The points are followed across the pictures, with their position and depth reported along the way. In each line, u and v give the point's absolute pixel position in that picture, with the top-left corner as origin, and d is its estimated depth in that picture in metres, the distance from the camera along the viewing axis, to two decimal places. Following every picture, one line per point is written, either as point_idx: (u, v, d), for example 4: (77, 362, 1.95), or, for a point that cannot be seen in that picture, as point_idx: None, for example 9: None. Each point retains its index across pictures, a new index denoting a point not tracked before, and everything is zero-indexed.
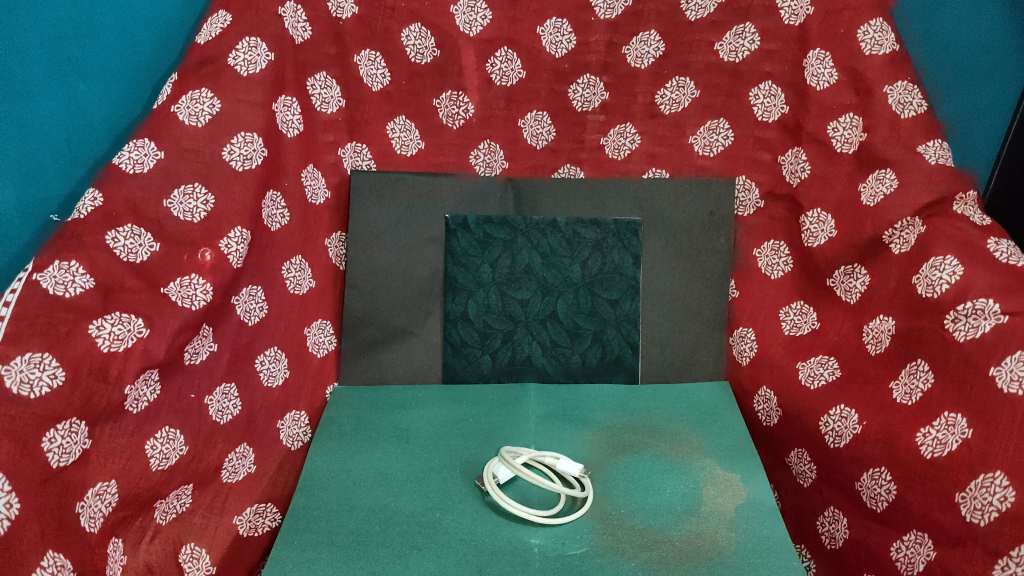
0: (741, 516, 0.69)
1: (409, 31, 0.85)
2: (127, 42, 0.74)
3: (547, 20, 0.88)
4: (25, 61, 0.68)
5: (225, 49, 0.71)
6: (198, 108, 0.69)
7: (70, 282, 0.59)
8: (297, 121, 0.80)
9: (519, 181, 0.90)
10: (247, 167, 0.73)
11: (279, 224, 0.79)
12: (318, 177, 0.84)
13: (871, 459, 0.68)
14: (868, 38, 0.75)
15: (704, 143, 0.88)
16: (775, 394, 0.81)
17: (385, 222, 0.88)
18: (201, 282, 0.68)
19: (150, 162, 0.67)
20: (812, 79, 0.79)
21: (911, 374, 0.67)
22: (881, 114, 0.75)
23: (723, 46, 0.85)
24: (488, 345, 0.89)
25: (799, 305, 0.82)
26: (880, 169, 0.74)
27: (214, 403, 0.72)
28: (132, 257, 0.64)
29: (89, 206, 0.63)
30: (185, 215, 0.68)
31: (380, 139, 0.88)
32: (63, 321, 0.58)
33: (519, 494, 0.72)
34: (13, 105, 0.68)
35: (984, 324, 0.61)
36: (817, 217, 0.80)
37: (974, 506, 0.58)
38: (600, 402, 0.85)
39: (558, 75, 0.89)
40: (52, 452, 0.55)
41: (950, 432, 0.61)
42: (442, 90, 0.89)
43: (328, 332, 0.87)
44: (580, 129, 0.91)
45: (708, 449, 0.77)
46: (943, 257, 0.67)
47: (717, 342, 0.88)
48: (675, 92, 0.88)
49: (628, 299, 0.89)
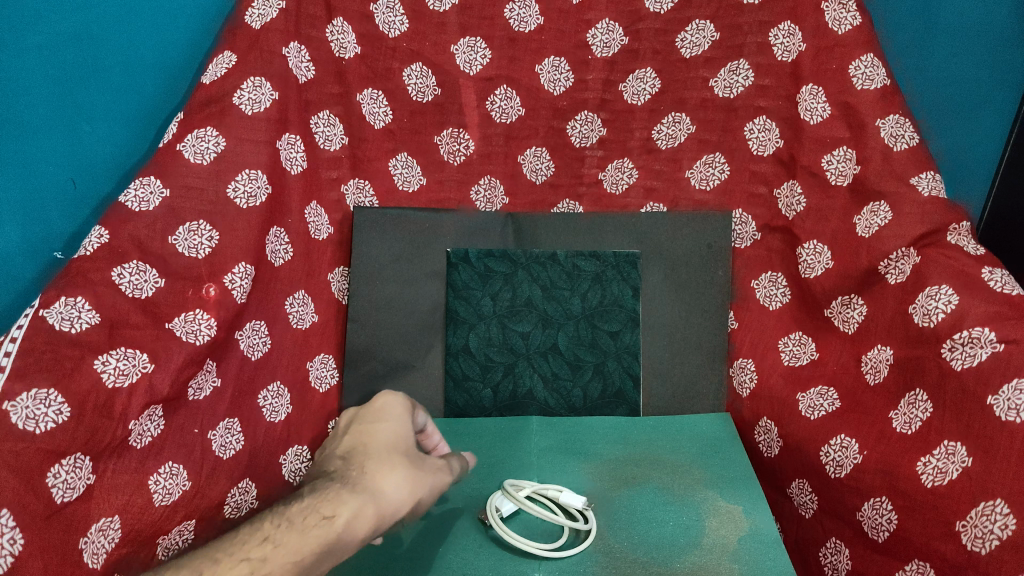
0: (744, 547, 0.69)
1: (411, 71, 0.87)
2: (131, 85, 0.76)
3: (545, 59, 0.90)
4: (27, 104, 0.69)
5: (230, 89, 0.73)
6: (202, 146, 0.71)
7: (76, 317, 0.60)
8: (300, 159, 0.81)
9: (519, 216, 0.92)
10: (250, 205, 0.74)
11: (282, 260, 0.80)
12: (321, 214, 0.85)
13: (872, 489, 0.68)
14: (859, 73, 0.76)
15: (700, 177, 0.90)
16: (776, 425, 0.81)
17: (387, 257, 0.89)
18: (206, 317, 0.69)
19: (155, 200, 0.68)
20: (806, 114, 0.81)
21: (910, 404, 0.67)
22: (874, 147, 0.75)
23: (718, 83, 0.87)
24: (490, 378, 0.89)
25: (798, 335, 0.82)
26: (873, 202, 0.75)
27: (218, 439, 0.72)
28: (137, 294, 0.65)
29: (95, 242, 0.64)
30: (189, 251, 0.69)
31: (381, 176, 0.90)
32: (69, 357, 0.59)
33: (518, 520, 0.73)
34: (14, 147, 0.69)
35: (980, 353, 0.62)
36: (814, 249, 0.81)
37: (975, 534, 0.58)
38: (601, 434, 0.85)
39: (556, 113, 0.91)
40: (55, 488, 0.55)
41: (950, 461, 0.62)
42: (443, 128, 0.90)
43: (330, 366, 0.88)
44: (578, 164, 0.93)
45: (709, 481, 0.77)
46: (938, 287, 0.67)
47: (717, 374, 0.89)
48: (670, 127, 0.90)
49: (628, 331, 0.89)
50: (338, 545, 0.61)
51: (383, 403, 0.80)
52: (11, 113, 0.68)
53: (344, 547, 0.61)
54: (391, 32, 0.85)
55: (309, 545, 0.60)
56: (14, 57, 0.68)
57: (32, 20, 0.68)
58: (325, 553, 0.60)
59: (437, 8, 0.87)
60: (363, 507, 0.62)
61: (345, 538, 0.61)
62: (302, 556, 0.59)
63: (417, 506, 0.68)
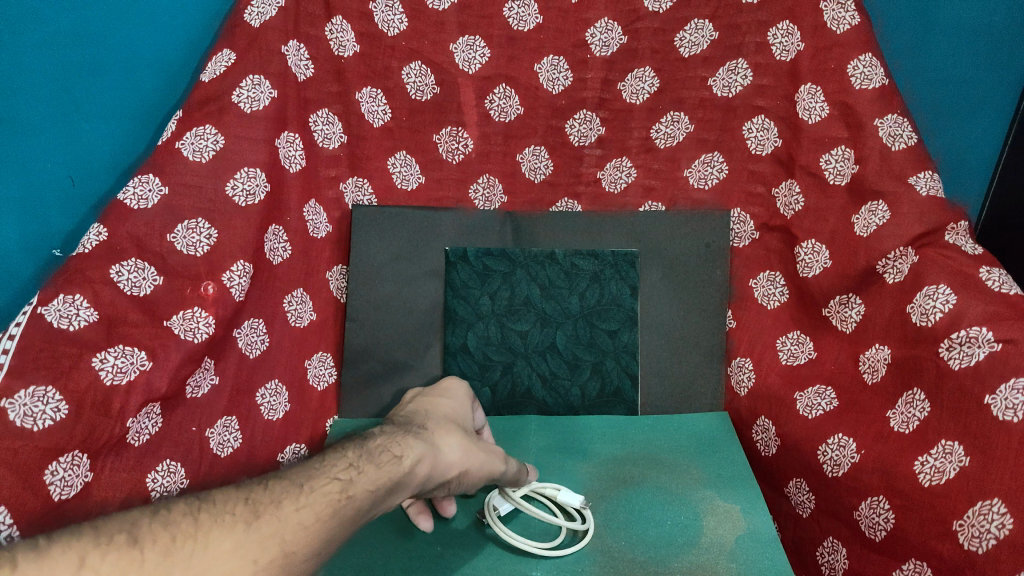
0: (742, 546, 0.69)
1: (409, 69, 0.87)
2: (131, 83, 0.76)
3: (543, 58, 0.90)
4: (26, 102, 0.69)
5: (229, 87, 0.72)
6: (202, 144, 0.71)
7: (74, 315, 0.61)
8: (299, 157, 0.81)
9: (518, 215, 0.92)
10: (249, 202, 0.74)
11: (281, 258, 0.80)
12: (320, 212, 0.85)
13: (869, 488, 0.69)
14: (857, 73, 0.76)
15: (698, 176, 0.90)
16: (773, 424, 0.81)
17: (386, 255, 0.89)
18: (203, 315, 0.69)
19: (154, 198, 0.68)
20: (804, 113, 0.81)
21: (908, 403, 0.67)
22: (872, 146, 0.75)
23: (716, 82, 0.87)
24: (488, 377, 0.89)
25: (796, 334, 0.82)
26: (871, 201, 0.75)
27: (215, 437, 0.72)
28: (135, 291, 0.65)
29: (94, 240, 0.64)
30: (188, 249, 0.69)
31: (380, 174, 0.90)
32: (67, 354, 0.59)
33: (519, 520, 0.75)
34: (13, 145, 0.69)
35: (978, 352, 0.62)
36: (812, 248, 0.81)
37: (972, 534, 0.58)
38: (599, 433, 0.85)
39: (555, 111, 0.91)
40: (54, 485, 0.56)
41: (947, 460, 0.62)
42: (442, 126, 0.91)
43: (328, 364, 0.88)
44: (576, 163, 0.93)
45: (707, 480, 0.77)
46: (936, 286, 0.67)
47: (715, 373, 0.89)
48: (669, 126, 0.90)
49: (626, 330, 0.90)
50: (401, 484, 0.51)
51: (449, 383, 0.70)
52: (10, 111, 0.68)
53: (406, 489, 0.51)
54: (390, 30, 0.85)
55: (382, 476, 0.49)
56: (13, 55, 0.68)
57: (32, 17, 0.68)
58: (397, 486, 0.50)
59: (436, 6, 0.86)
60: (425, 452, 0.53)
61: (412, 480, 0.51)
62: (379, 485, 0.49)
63: (466, 480, 0.57)
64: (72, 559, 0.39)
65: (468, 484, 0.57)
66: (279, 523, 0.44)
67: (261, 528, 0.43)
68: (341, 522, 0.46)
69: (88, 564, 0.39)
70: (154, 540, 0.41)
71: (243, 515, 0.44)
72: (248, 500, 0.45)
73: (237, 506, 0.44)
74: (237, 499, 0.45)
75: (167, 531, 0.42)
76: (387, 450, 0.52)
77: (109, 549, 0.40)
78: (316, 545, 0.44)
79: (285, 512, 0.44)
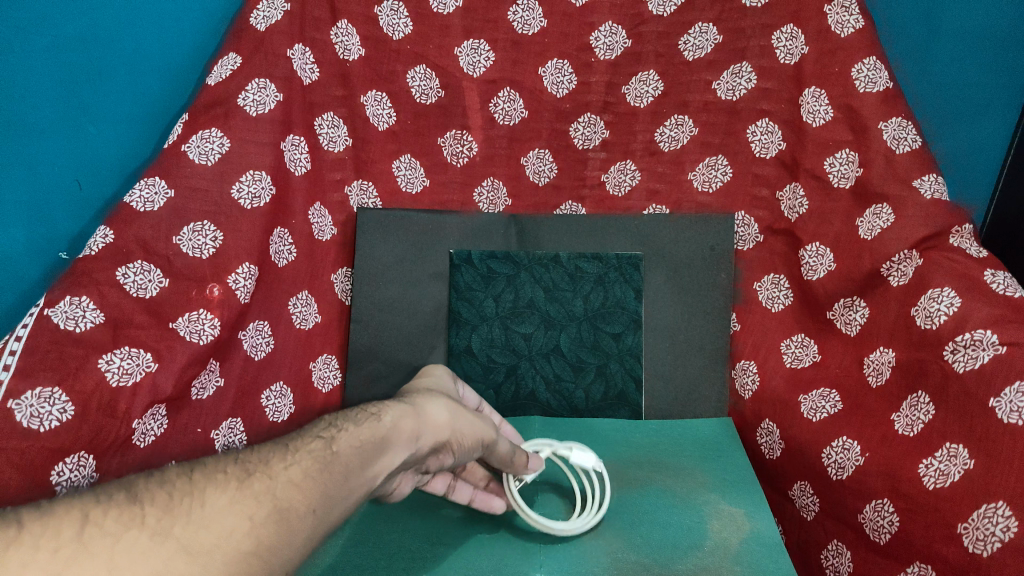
0: (746, 549, 0.69)
1: (414, 73, 0.88)
2: (138, 85, 0.76)
3: (548, 61, 0.90)
4: (34, 106, 0.70)
5: (235, 90, 0.73)
6: (207, 147, 0.71)
7: (81, 316, 0.61)
8: (305, 160, 0.81)
9: (522, 218, 0.92)
10: (254, 205, 0.74)
11: (286, 261, 0.80)
12: (325, 214, 0.86)
13: (873, 490, 0.68)
14: (862, 76, 0.76)
15: (703, 179, 0.90)
16: (778, 427, 0.81)
17: (390, 258, 0.89)
18: (209, 318, 0.69)
19: (160, 200, 0.68)
20: (809, 116, 0.81)
21: (913, 406, 0.67)
22: (876, 149, 0.76)
23: (721, 85, 0.87)
24: (492, 380, 0.89)
25: (800, 338, 0.82)
26: (876, 204, 0.75)
27: (220, 438, 0.73)
28: (142, 293, 0.65)
29: (100, 242, 0.65)
30: (194, 251, 0.69)
31: (386, 177, 0.90)
32: (74, 356, 0.60)
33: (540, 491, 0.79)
34: (21, 149, 0.70)
35: (982, 355, 0.62)
36: (817, 250, 0.81)
37: (977, 537, 0.58)
38: (603, 436, 0.85)
39: (559, 115, 0.92)
40: (60, 485, 0.57)
41: (952, 463, 0.62)
42: (446, 130, 0.91)
43: (333, 367, 0.88)
44: (581, 166, 0.93)
45: (712, 483, 0.77)
46: (940, 289, 0.67)
47: (720, 376, 0.88)
48: (673, 130, 0.90)
49: (631, 333, 0.89)
50: (389, 440, 0.51)
51: (431, 369, 0.72)
52: (18, 115, 0.69)
53: (397, 446, 0.51)
54: (395, 34, 0.86)
55: (367, 434, 0.50)
56: (20, 59, 0.68)
57: (40, 22, 0.69)
58: (384, 442, 0.50)
59: (442, 10, 0.87)
60: (405, 412, 0.54)
61: (395, 438, 0.51)
62: (363, 441, 0.49)
63: (456, 441, 0.58)
64: (77, 517, 0.41)
65: (459, 447, 0.58)
66: (270, 481, 0.45)
67: (253, 486, 0.44)
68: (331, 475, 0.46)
69: (92, 520, 0.40)
70: (153, 499, 0.43)
71: (235, 474, 0.45)
72: (238, 461, 0.47)
73: (229, 466, 0.46)
74: (229, 461, 0.47)
75: (164, 491, 0.43)
76: (366, 416, 0.52)
77: (112, 508, 0.42)
78: (312, 498, 0.44)
79: (275, 471, 0.45)
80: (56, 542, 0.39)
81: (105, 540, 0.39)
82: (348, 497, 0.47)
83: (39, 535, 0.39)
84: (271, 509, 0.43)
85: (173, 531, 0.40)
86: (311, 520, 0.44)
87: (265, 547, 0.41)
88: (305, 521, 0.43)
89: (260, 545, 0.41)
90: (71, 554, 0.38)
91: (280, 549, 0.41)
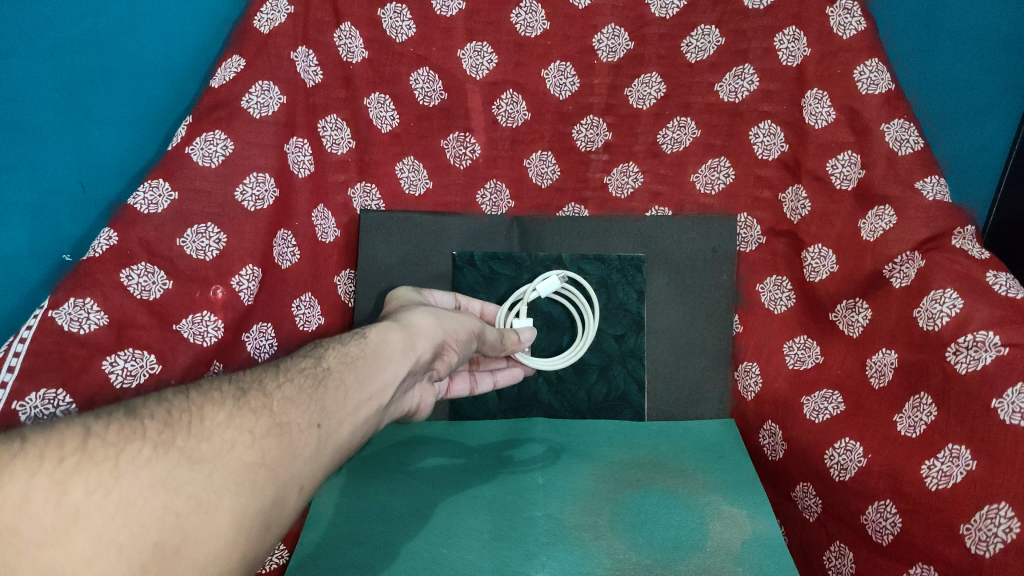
0: (748, 550, 0.69)
1: (417, 75, 0.88)
2: (141, 87, 0.76)
3: (550, 64, 0.91)
4: (34, 107, 0.71)
5: (238, 93, 0.73)
6: (211, 150, 0.72)
7: (85, 318, 0.63)
8: (308, 162, 0.82)
9: (524, 219, 0.92)
10: (258, 207, 0.74)
11: (289, 262, 0.80)
12: (329, 217, 0.86)
13: (876, 492, 0.68)
14: (863, 78, 0.76)
15: (705, 181, 0.90)
16: (780, 428, 0.81)
17: (394, 259, 0.89)
18: (213, 318, 0.70)
19: (164, 203, 0.69)
20: (811, 118, 0.81)
21: (915, 408, 0.67)
22: (879, 150, 0.76)
23: (724, 87, 0.87)
24: None
25: (802, 339, 0.82)
26: (878, 206, 0.75)
27: None
28: (146, 295, 0.67)
29: (104, 243, 0.66)
30: (198, 253, 0.70)
31: (389, 179, 0.90)
32: (77, 356, 0.62)
33: (540, 345, 0.88)
34: (21, 151, 0.72)
35: (985, 356, 0.62)
36: (819, 252, 0.81)
37: (979, 537, 0.59)
38: (605, 437, 0.85)
39: (562, 117, 0.92)
40: None
41: (954, 464, 0.62)
42: (450, 132, 0.91)
43: None
44: (583, 168, 0.93)
45: (713, 485, 0.77)
46: (943, 290, 0.67)
47: (722, 377, 0.88)
48: (676, 132, 0.90)
49: (633, 334, 0.89)
50: (384, 354, 0.61)
51: (401, 292, 0.80)
52: (18, 115, 0.71)
53: (394, 358, 0.62)
54: (398, 36, 0.86)
55: (356, 356, 0.59)
56: (23, 62, 0.70)
57: (44, 25, 0.70)
58: (379, 358, 0.61)
59: (445, 13, 0.87)
60: (391, 330, 0.64)
61: (383, 350, 0.62)
62: (349, 363, 0.58)
63: (448, 342, 0.70)
64: (78, 430, 0.45)
65: (455, 344, 0.70)
66: (268, 399, 0.52)
67: (249, 402, 0.51)
68: (325, 386, 0.55)
69: (93, 434, 0.45)
70: (152, 415, 0.48)
71: (230, 393, 0.51)
72: (229, 380, 0.53)
73: (223, 386, 0.52)
74: (222, 382, 0.53)
75: (162, 409, 0.48)
76: (357, 341, 0.62)
77: (112, 423, 0.46)
78: (315, 413, 0.52)
79: (273, 390, 0.53)
80: (60, 452, 0.43)
81: (108, 451, 0.44)
82: (350, 409, 0.55)
83: (44, 445, 0.43)
84: (271, 425, 0.49)
85: (176, 442, 0.46)
86: (315, 433, 0.51)
87: (270, 455, 0.48)
88: (307, 434, 0.51)
89: (265, 455, 0.47)
90: (77, 463, 0.42)
91: (286, 456, 0.48)
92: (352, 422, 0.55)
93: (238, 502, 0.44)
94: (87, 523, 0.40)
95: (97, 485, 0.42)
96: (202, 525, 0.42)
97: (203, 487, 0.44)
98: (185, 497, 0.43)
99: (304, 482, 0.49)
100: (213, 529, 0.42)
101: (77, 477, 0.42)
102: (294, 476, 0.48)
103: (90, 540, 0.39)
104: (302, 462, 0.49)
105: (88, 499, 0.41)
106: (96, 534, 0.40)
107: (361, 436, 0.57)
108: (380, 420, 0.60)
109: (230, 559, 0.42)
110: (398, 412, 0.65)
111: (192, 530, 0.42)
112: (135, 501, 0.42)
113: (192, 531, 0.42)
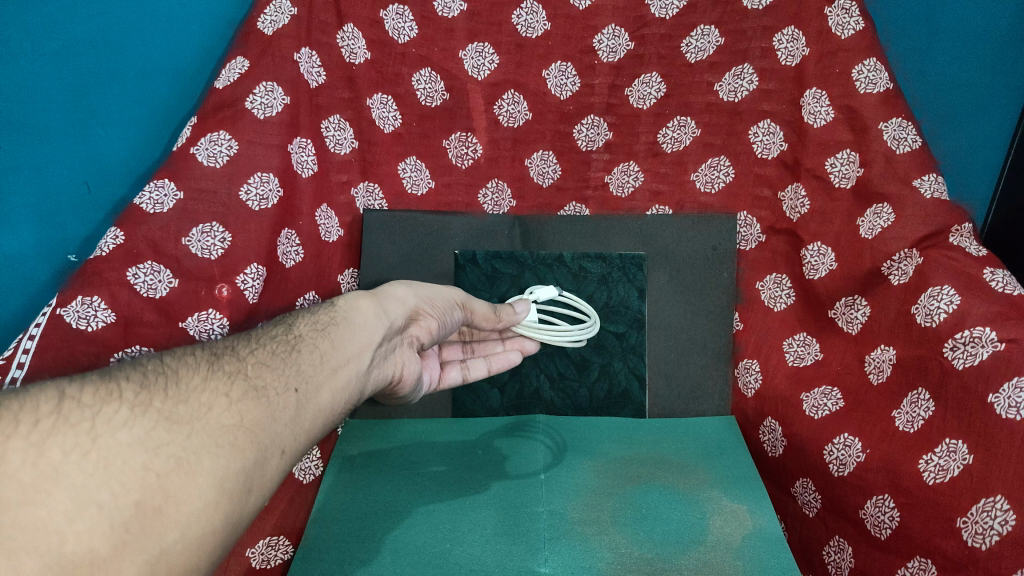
0: (748, 543, 0.70)
1: (419, 76, 0.89)
2: (146, 87, 0.77)
3: (551, 64, 0.91)
4: (41, 110, 0.74)
5: (243, 94, 0.74)
6: (216, 150, 0.73)
7: (92, 315, 0.66)
8: (311, 162, 0.82)
9: (526, 218, 0.93)
10: (262, 207, 0.75)
11: (293, 261, 0.81)
12: (331, 216, 0.87)
13: (874, 486, 0.69)
14: (862, 78, 0.77)
15: (705, 180, 0.90)
16: (780, 426, 0.82)
17: (396, 257, 0.90)
18: (218, 317, 0.71)
19: (170, 202, 0.70)
20: (810, 117, 0.81)
21: (914, 403, 0.68)
22: (877, 149, 0.77)
23: (723, 86, 0.87)
24: (497, 379, 0.90)
25: (802, 336, 0.83)
26: (877, 204, 0.76)
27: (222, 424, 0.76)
28: (151, 293, 0.68)
29: (111, 242, 0.68)
30: (203, 252, 0.71)
31: (391, 179, 0.91)
32: (86, 354, 0.65)
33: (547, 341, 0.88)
34: (27, 151, 0.74)
35: (982, 351, 0.63)
36: (818, 250, 0.81)
37: (976, 530, 0.59)
38: (606, 434, 0.86)
39: (563, 117, 0.93)
40: None
41: (952, 458, 0.63)
42: (451, 132, 0.92)
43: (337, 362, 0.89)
44: (585, 168, 0.94)
45: (714, 480, 0.78)
46: (940, 287, 0.68)
47: (723, 374, 0.89)
48: (676, 131, 0.90)
49: (634, 332, 0.90)
50: (357, 319, 0.65)
51: None
52: (25, 117, 0.73)
53: (368, 322, 0.65)
54: (400, 38, 0.87)
55: (328, 323, 0.63)
56: (30, 66, 0.72)
57: (47, 27, 0.72)
58: (352, 324, 0.64)
59: (447, 14, 0.88)
60: (362, 297, 0.68)
61: (356, 312, 0.66)
62: (318, 328, 0.62)
63: (422, 308, 0.74)
64: (53, 393, 0.45)
65: (430, 309, 0.75)
66: (243, 364, 0.55)
67: (222, 365, 0.54)
68: (296, 347, 0.58)
69: (69, 396, 0.45)
70: (128, 378, 0.49)
71: (203, 357, 0.54)
72: (202, 346, 0.56)
73: (196, 352, 0.54)
74: (195, 348, 0.55)
75: (138, 371, 0.50)
76: (327, 309, 0.65)
77: (88, 386, 0.47)
78: (292, 377, 0.55)
79: (247, 355, 0.56)
80: (36, 415, 0.43)
81: (84, 413, 0.45)
82: (327, 372, 0.58)
83: (19, 409, 0.43)
84: (248, 388, 0.52)
85: (154, 404, 0.47)
86: (293, 396, 0.54)
87: (247, 417, 0.50)
88: (287, 396, 0.54)
89: (244, 418, 0.50)
90: (53, 424, 0.43)
91: (264, 419, 0.51)
92: (330, 384, 0.58)
93: (217, 463, 0.46)
94: (69, 482, 0.41)
95: (74, 446, 0.42)
96: (184, 483, 0.44)
97: (183, 448, 0.45)
98: (165, 458, 0.44)
99: (284, 444, 0.52)
100: (192, 490, 0.44)
101: (54, 439, 0.42)
102: (274, 439, 0.51)
103: (71, 498, 0.40)
104: (282, 425, 0.52)
105: (67, 460, 0.42)
106: (78, 492, 0.40)
107: (342, 402, 0.60)
108: (365, 384, 0.63)
109: (211, 516, 0.44)
110: (384, 377, 0.67)
111: (173, 489, 0.43)
112: (116, 460, 0.43)
113: (173, 490, 0.43)
